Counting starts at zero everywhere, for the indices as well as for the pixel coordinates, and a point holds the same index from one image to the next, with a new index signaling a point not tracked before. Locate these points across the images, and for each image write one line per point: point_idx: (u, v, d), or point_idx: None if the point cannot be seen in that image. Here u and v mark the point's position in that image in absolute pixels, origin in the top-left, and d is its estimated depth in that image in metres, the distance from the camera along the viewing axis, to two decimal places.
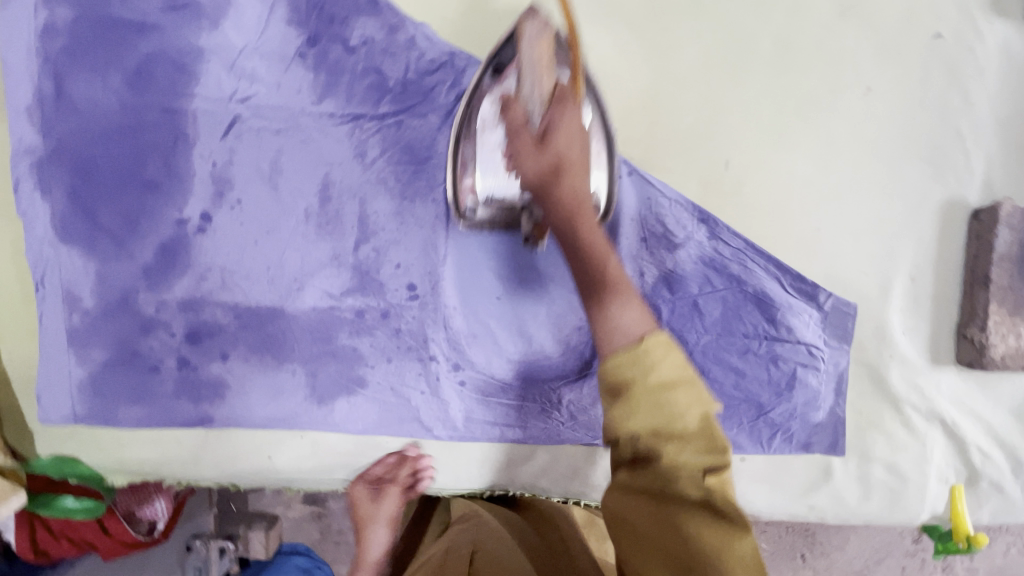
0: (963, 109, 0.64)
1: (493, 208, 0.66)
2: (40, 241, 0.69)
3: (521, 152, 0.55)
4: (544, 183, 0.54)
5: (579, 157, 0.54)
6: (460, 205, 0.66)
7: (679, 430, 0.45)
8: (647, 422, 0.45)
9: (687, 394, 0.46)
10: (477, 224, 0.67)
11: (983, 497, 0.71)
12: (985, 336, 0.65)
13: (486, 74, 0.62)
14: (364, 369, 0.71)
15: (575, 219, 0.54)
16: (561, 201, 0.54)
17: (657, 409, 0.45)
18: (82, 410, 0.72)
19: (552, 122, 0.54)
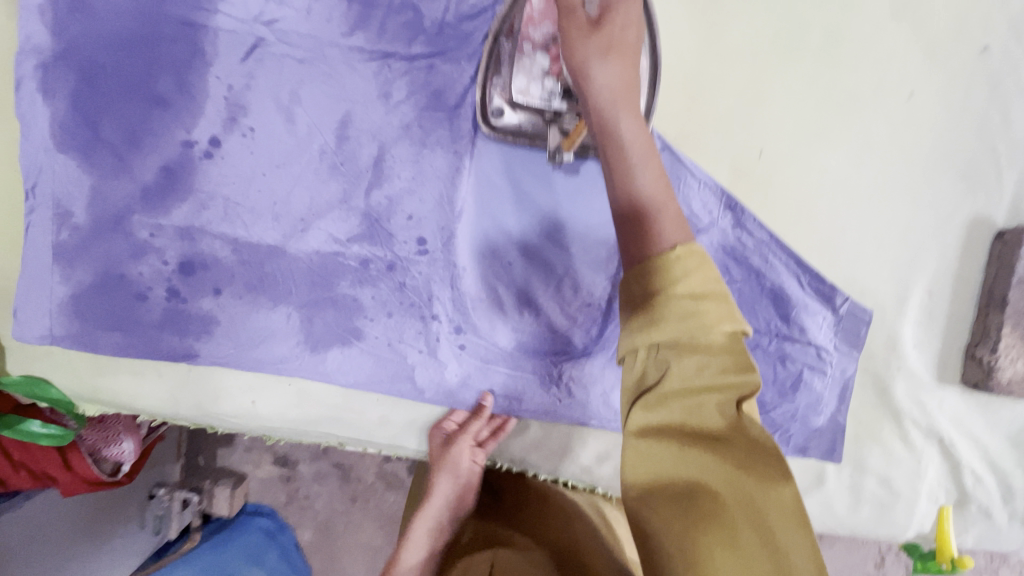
0: (1003, 127, 0.63)
1: (522, 114, 0.62)
2: (35, 146, 0.65)
3: (572, 38, 0.53)
4: (592, 65, 0.52)
5: (632, 45, 0.53)
6: (485, 120, 0.63)
7: (705, 343, 0.44)
8: (671, 333, 0.45)
9: (716, 309, 0.46)
10: (502, 130, 0.63)
11: (970, 521, 0.71)
12: (993, 359, 0.64)
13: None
14: (363, 321, 0.69)
15: (617, 115, 0.53)
16: (607, 88, 0.53)
17: (683, 320, 0.45)
18: (60, 330, 0.68)
19: (609, 8, 0.53)
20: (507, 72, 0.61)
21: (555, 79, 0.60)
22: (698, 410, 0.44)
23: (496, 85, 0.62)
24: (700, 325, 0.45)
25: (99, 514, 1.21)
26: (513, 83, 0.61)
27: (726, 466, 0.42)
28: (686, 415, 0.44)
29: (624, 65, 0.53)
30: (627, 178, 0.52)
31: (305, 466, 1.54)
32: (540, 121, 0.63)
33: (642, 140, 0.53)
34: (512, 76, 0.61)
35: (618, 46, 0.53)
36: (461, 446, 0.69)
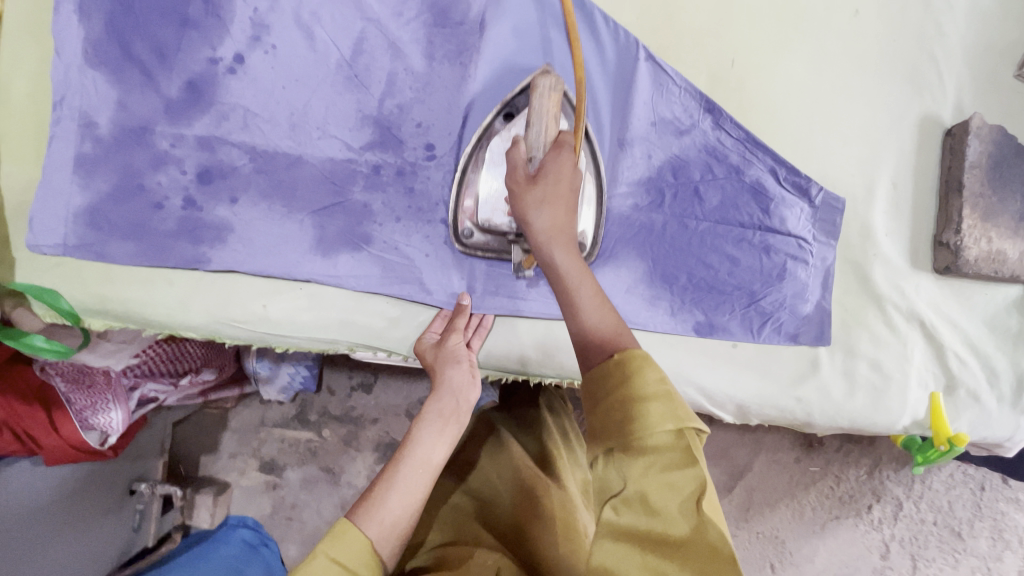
0: (937, 36, 0.72)
1: (488, 234, 0.72)
2: (66, 63, 0.69)
3: (516, 191, 0.63)
4: (529, 210, 0.62)
5: (566, 191, 0.62)
6: (456, 239, 0.72)
7: (650, 444, 0.47)
8: (621, 437, 0.48)
9: (660, 407, 0.48)
10: (473, 247, 0.72)
11: (961, 407, 0.73)
12: (959, 239, 0.70)
13: (498, 117, 0.70)
14: (372, 226, 0.72)
15: (556, 247, 0.61)
16: (544, 229, 0.61)
17: (632, 420, 0.48)
18: (73, 238, 0.70)
19: (546, 163, 0.62)
20: (473, 196, 0.71)
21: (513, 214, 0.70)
22: (658, 516, 0.45)
23: (465, 211, 0.71)
24: (648, 426, 0.47)
25: (77, 505, 1.13)
26: (479, 211, 0.70)
27: (689, 558, 0.43)
28: (647, 520, 0.45)
29: (559, 209, 0.62)
30: (570, 299, 0.59)
31: (292, 472, 1.47)
32: (505, 240, 0.72)
33: (580, 270, 0.60)
34: (478, 202, 0.70)
35: (552, 195, 0.62)
36: (452, 344, 0.71)
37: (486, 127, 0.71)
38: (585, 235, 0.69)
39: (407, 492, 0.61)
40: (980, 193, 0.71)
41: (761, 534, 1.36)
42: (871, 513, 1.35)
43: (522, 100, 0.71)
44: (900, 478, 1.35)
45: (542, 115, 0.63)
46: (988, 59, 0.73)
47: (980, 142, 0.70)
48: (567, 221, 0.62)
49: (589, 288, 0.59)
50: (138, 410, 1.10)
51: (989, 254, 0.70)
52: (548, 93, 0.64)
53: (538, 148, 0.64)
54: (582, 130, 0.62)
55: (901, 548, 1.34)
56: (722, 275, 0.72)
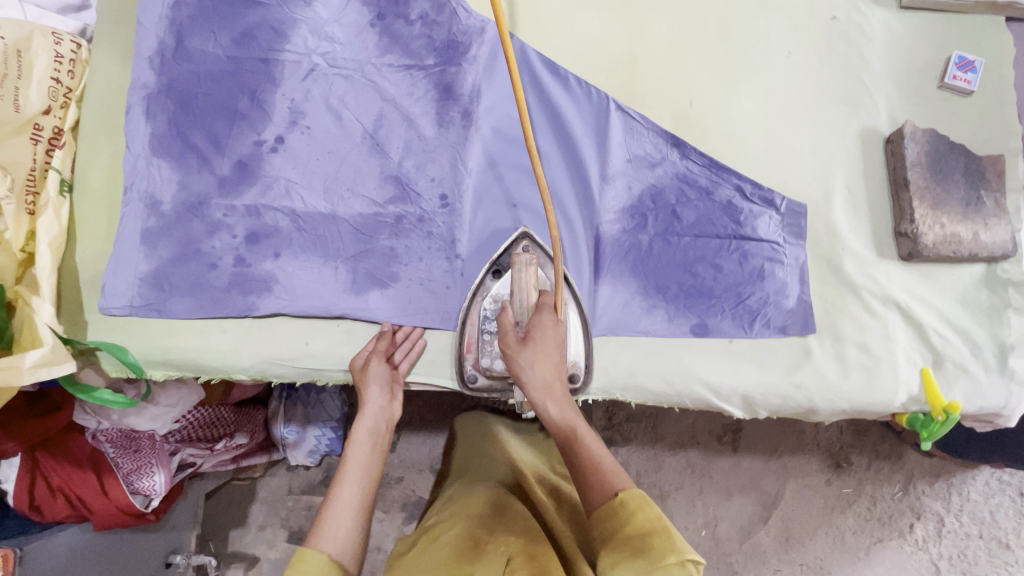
0: (862, 64, 0.86)
1: (491, 376, 0.81)
2: (136, 155, 0.83)
3: (508, 351, 0.74)
4: (522, 369, 0.72)
5: (554, 349, 0.73)
6: (464, 384, 0.81)
7: (658, 572, 0.55)
8: (630, 567, 0.57)
9: (661, 538, 0.58)
10: (479, 388, 0.82)
11: (952, 379, 0.79)
12: (915, 227, 0.79)
13: (486, 275, 0.81)
14: (398, 266, 0.82)
15: (549, 396, 0.71)
16: (536, 386, 0.71)
17: (638, 550, 0.58)
18: (139, 299, 0.80)
19: (534, 326, 0.74)
20: (474, 343, 0.81)
21: None
22: None
23: (467, 359, 0.81)
24: (655, 556, 0.56)
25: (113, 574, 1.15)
26: (481, 360, 0.81)
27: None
28: None
29: (549, 365, 0.72)
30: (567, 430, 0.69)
31: None
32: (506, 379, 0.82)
33: (574, 419, 0.70)
34: (478, 351, 0.81)
35: (540, 354, 0.73)
36: (372, 367, 0.77)
37: (478, 286, 0.81)
38: (577, 366, 0.78)
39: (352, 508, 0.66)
40: (926, 186, 0.80)
41: (806, 565, 1.32)
42: (914, 532, 1.33)
43: (505, 259, 0.82)
44: (936, 493, 1.34)
45: (523, 285, 0.77)
46: (910, 77, 0.86)
47: (915, 144, 0.81)
48: (558, 379, 0.72)
49: (586, 432, 0.69)
50: (177, 474, 1.19)
51: (945, 237, 0.79)
52: (527, 266, 0.78)
53: (524, 314, 0.76)
54: (560, 294, 0.75)
55: (951, 565, 1.32)
56: (709, 281, 0.81)
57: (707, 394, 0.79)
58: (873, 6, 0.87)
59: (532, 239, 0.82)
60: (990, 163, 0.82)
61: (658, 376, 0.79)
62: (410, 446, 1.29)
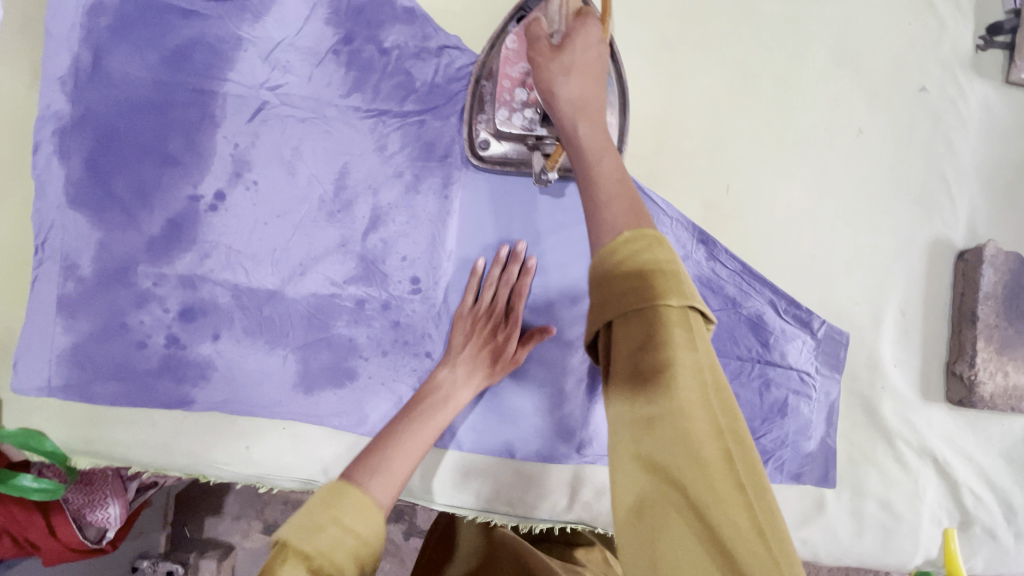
0: (947, 155, 0.69)
1: (505, 146, 0.66)
2: (49, 204, 0.69)
3: (536, 63, 0.51)
4: (552, 80, 0.49)
5: (595, 60, 0.50)
6: (473, 153, 0.67)
7: (646, 306, 0.35)
8: (614, 303, 0.36)
9: (667, 278, 0.36)
10: (489, 163, 0.67)
11: (977, 544, 0.70)
12: (973, 373, 0.66)
13: (511, 21, 0.62)
14: (358, 361, 0.70)
15: (578, 114, 0.48)
16: (569, 98, 0.48)
17: (627, 285, 0.36)
18: (58, 381, 0.69)
19: (572, 32, 0.51)
20: (487, 114, 0.65)
21: (534, 109, 0.62)
22: (660, 386, 0.33)
23: (481, 121, 0.66)
24: (651, 298, 0.35)
25: None
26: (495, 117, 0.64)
27: (703, 484, 0.31)
28: (643, 393, 0.34)
29: (589, 78, 0.49)
30: (588, 157, 0.46)
31: None
32: (524, 149, 0.65)
33: (605, 144, 0.47)
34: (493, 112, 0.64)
35: (580, 63, 0.50)
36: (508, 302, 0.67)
37: (499, 33, 0.63)
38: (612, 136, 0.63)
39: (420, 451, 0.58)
40: (996, 325, 0.66)
41: None
42: None
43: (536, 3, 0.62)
44: None
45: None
46: (1003, 178, 0.69)
47: (995, 271, 0.66)
48: (590, 96, 0.48)
49: (615, 162, 0.46)
50: (139, 496, 1.10)
51: (1006, 388, 0.66)
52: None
53: (561, 23, 0.53)
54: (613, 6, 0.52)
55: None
56: None
57: None
58: (974, 77, 0.69)
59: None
60: None
61: None
62: None
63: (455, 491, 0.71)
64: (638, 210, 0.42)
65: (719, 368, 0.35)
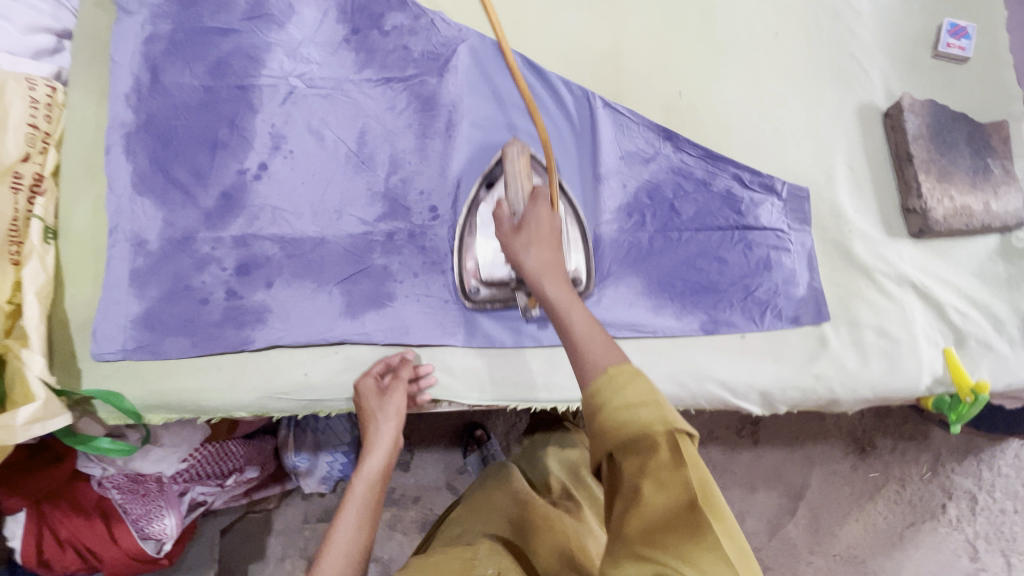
0: (853, 40, 0.83)
1: (493, 287, 0.77)
2: (118, 195, 0.82)
3: (504, 239, 0.69)
4: (519, 253, 0.66)
5: (549, 233, 0.67)
6: (466, 298, 0.78)
7: (638, 435, 0.44)
8: (612, 436, 0.45)
9: (652, 411, 0.45)
10: (481, 301, 0.78)
11: (976, 357, 0.76)
12: (923, 203, 0.76)
13: (481, 188, 0.78)
14: (394, 284, 0.79)
15: (542, 277, 0.63)
16: (533, 265, 0.64)
17: (624, 419, 0.45)
18: (132, 343, 0.79)
19: (528, 215, 0.68)
20: (473, 263, 0.77)
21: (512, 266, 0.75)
22: (655, 503, 0.42)
23: (470, 272, 0.78)
24: (640, 430, 0.44)
25: None
26: (482, 267, 0.77)
27: None
28: (641, 509, 0.43)
29: (546, 247, 0.66)
30: (562, 318, 0.59)
31: None
32: (508, 288, 0.77)
33: (569, 297, 0.60)
34: (478, 259, 0.77)
35: (536, 238, 0.67)
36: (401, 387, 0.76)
37: (473, 198, 0.78)
38: (579, 272, 0.76)
39: (358, 520, 0.65)
40: (930, 158, 0.78)
41: (840, 555, 1.21)
42: (947, 513, 1.22)
43: (497, 170, 0.79)
44: (966, 470, 1.22)
45: (517, 177, 0.73)
46: (903, 50, 0.84)
47: (915, 117, 0.78)
48: (551, 265, 0.64)
49: (580, 313, 0.59)
50: (189, 514, 1.08)
51: (955, 210, 0.77)
52: (518, 157, 0.74)
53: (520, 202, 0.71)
54: (556, 184, 0.71)
55: (989, 546, 1.21)
56: (714, 275, 0.78)
57: (722, 394, 0.76)
58: None
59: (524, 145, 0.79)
60: (994, 130, 0.79)
61: (670, 379, 0.76)
62: (425, 464, 1.18)
63: (496, 386, 0.78)
64: (611, 346, 0.54)
65: (707, 480, 0.44)
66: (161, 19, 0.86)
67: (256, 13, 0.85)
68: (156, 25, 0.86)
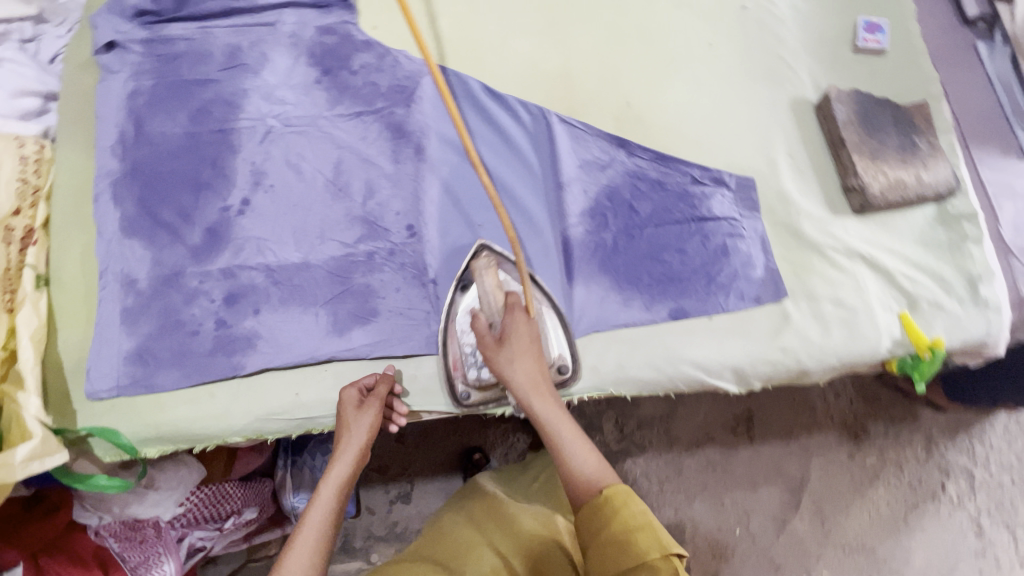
0: (780, 43, 0.92)
1: (482, 389, 0.81)
2: (107, 239, 0.86)
3: (488, 353, 0.73)
4: (505, 367, 0.72)
5: (529, 345, 0.73)
6: (457, 402, 0.81)
7: (639, 557, 0.59)
8: (616, 559, 0.60)
9: (648, 536, 0.60)
10: (473, 403, 0.81)
11: (930, 317, 0.81)
12: (860, 180, 0.83)
13: (456, 292, 0.82)
14: (377, 300, 0.83)
15: (531, 394, 0.70)
16: (522, 382, 0.71)
17: (625, 545, 0.60)
18: (126, 379, 0.81)
19: (509, 328, 0.73)
20: (460, 363, 0.81)
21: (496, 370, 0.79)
22: None
23: (458, 375, 0.81)
24: (639, 559, 0.59)
25: None
26: (468, 372, 0.80)
27: None
28: None
29: (529, 360, 0.72)
30: (557, 441, 0.68)
31: None
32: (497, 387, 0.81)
33: (559, 416, 0.69)
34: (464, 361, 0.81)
35: (519, 351, 0.73)
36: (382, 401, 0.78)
37: (450, 303, 0.82)
38: (563, 358, 0.79)
39: (318, 531, 0.67)
40: (862, 140, 0.84)
41: (850, 546, 1.20)
42: (947, 492, 1.22)
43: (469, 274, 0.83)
44: (959, 447, 1.24)
45: (489, 290, 0.78)
46: (826, 47, 0.92)
47: (843, 105, 0.86)
48: (537, 380, 0.71)
49: (570, 430, 0.68)
50: (187, 562, 1.05)
51: (891, 184, 0.83)
52: (487, 270, 0.80)
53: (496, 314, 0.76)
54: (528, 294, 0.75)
55: (993, 520, 1.21)
56: (677, 265, 0.84)
57: (696, 374, 0.80)
58: None
59: (492, 250, 0.84)
60: (916, 111, 0.86)
61: (646, 364, 0.80)
62: (427, 492, 1.18)
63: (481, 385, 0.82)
64: (603, 468, 0.67)
65: None
66: (142, 75, 0.92)
67: (232, 63, 0.92)
68: (138, 81, 0.92)
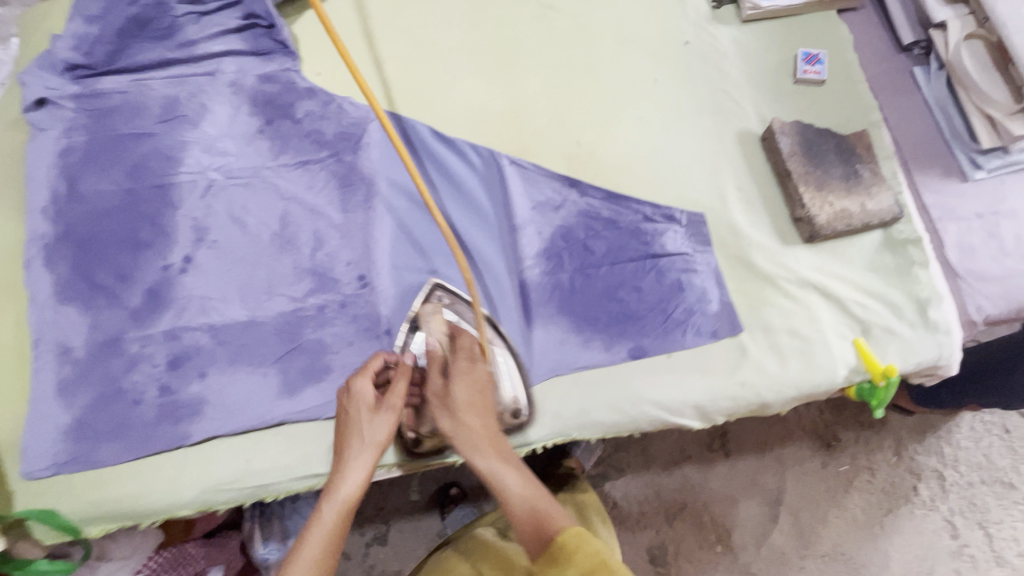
0: (723, 77, 0.93)
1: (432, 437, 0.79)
2: (40, 306, 0.81)
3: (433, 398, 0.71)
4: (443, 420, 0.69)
5: (466, 395, 0.70)
6: (405, 452, 0.80)
7: None
8: None
9: None
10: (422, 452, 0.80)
11: (883, 343, 0.82)
12: (808, 211, 0.84)
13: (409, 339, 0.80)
14: (329, 357, 0.80)
15: (471, 445, 0.67)
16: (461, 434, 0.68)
17: None
18: (63, 455, 0.77)
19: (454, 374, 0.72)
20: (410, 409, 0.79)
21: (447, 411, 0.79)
22: None
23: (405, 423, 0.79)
24: None
25: None
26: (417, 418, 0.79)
27: None
28: None
29: (472, 410, 0.69)
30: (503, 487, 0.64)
31: None
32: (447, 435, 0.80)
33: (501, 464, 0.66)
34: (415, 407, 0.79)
35: (463, 401, 0.70)
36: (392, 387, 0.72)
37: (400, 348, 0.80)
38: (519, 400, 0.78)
39: (318, 551, 0.62)
40: (807, 171, 0.86)
41: (825, 553, 1.20)
42: (920, 494, 1.23)
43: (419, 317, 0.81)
44: (928, 448, 1.24)
45: (434, 335, 0.80)
46: (769, 79, 0.93)
47: (787, 137, 0.87)
48: (488, 422, 0.69)
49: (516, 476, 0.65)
50: None
51: (837, 214, 0.84)
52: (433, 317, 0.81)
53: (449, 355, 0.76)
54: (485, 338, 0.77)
55: (965, 519, 1.21)
56: (634, 303, 0.83)
57: (658, 415, 0.79)
58: (718, 25, 0.96)
59: (446, 289, 0.83)
60: (857, 140, 0.88)
61: (608, 408, 0.78)
62: (404, 534, 1.14)
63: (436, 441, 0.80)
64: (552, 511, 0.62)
65: None
66: (75, 131, 0.88)
67: (169, 115, 0.89)
68: (71, 137, 0.88)
